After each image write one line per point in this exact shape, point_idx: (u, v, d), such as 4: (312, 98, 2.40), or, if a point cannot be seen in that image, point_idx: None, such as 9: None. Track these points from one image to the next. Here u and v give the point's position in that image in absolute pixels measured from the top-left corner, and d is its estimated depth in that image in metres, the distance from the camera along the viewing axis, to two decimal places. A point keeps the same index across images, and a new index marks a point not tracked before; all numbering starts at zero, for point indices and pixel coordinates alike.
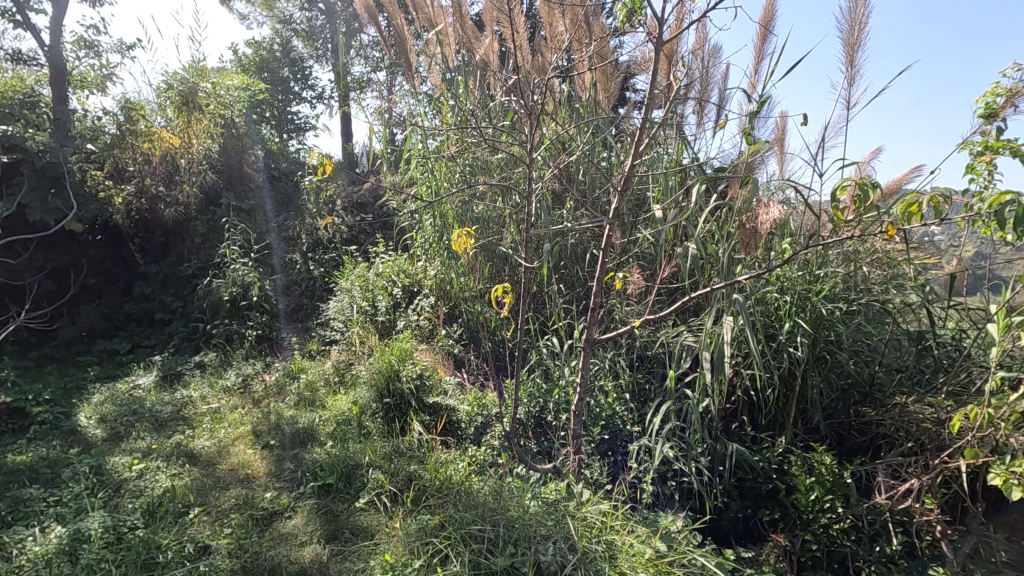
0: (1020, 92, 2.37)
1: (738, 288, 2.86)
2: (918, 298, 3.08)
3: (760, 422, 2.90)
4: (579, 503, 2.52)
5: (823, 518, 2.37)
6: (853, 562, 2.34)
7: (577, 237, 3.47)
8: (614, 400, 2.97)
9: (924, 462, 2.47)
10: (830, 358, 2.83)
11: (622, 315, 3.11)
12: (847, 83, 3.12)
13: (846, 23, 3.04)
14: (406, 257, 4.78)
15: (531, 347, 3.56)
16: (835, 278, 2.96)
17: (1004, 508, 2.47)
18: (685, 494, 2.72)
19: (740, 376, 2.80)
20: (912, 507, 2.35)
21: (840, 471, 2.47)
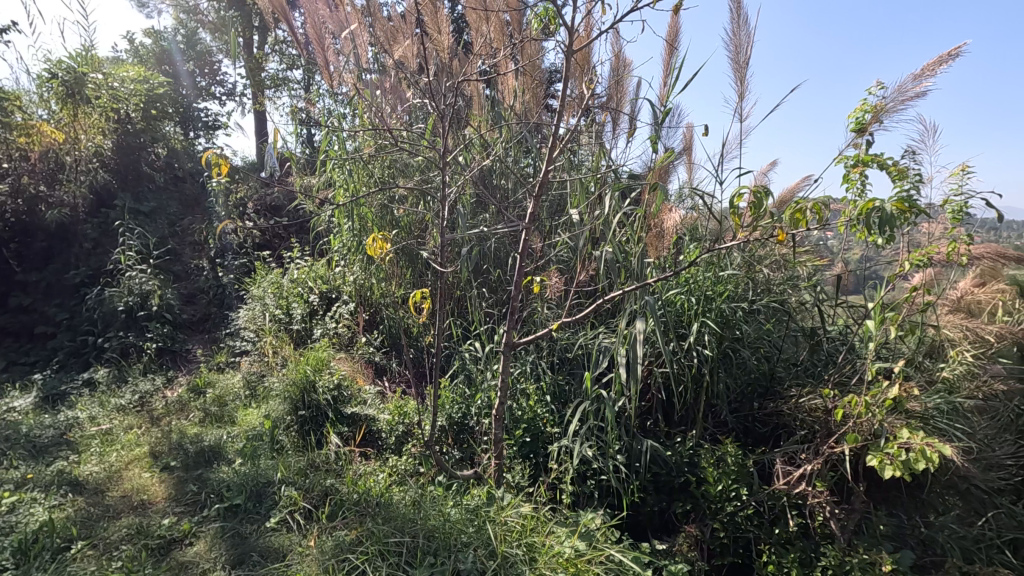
0: (882, 110, 2.65)
1: (650, 291, 2.99)
2: (811, 297, 3.35)
3: (673, 418, 3.04)
4: (500, 508, 2.52)
5: (729, 507, 2.51)
6: (756, 546, 2.48)
7: (497, 241, 3.49)
8: (535, 403, 3.01)
9: (814, 448, 2.69)
10: (733, 355, 3.02)
11: (543, 317, 3.16)
12: (738, 97, 3.34)
13: (732, 43, 3.27)
14: (323, 263, 4.60)
15: (453, 353, 3.54)
16: (738, 280, 3.17)
17: (883, 485, 2.73)
18: (604, 491, 2.79)
19: (654, 375, 2.91)
20: (806, 490, 2.54)
21: (743, 461, 2.63)
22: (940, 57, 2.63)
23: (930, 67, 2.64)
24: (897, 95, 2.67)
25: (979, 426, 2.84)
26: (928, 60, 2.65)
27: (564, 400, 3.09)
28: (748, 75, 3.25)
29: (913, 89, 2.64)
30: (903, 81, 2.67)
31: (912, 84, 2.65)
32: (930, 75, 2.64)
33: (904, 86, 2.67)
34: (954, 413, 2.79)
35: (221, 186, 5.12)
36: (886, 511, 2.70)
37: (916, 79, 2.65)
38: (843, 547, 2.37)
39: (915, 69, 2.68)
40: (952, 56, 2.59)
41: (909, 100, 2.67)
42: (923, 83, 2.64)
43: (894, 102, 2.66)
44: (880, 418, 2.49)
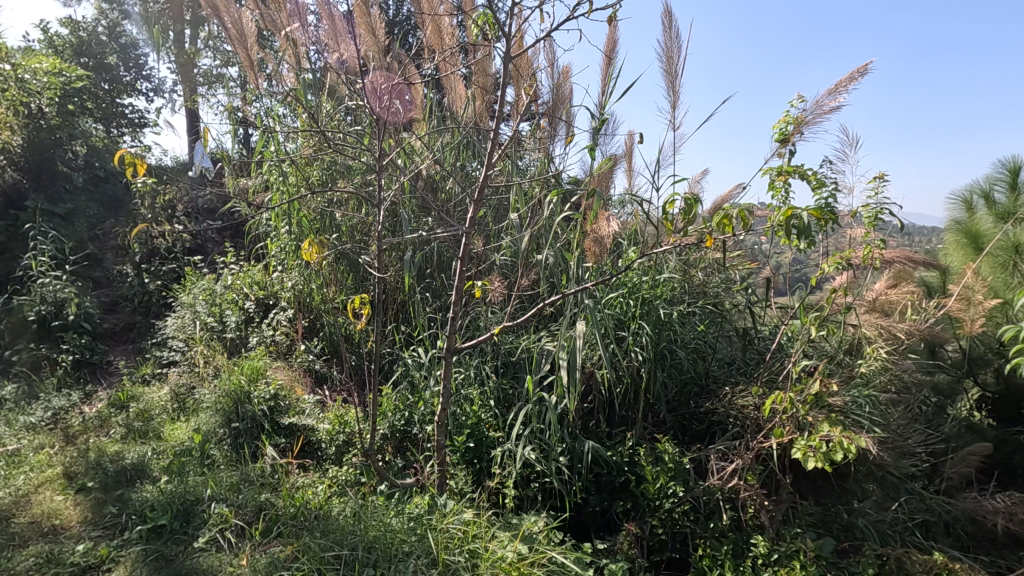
0: (803, 122, 2.82)
1: (590, 294, 3.05)
2: (743, 300, 3.52)
3: (614, 419, 3.11)
4: (442, 515, 2.50)
5: (667, 504, 2.58)
6: (692, 540, 2.56)
7: (440, 246, 3.46)
8: (479, 408, 3.01)
9: (745, 443, 2.81)
10: (670, 355, 3.13)
11: (486, 322, 3.16)
12: (671, 107, 3.47)
13: (665, 53, 3.40)
14: (260, 268, 4.43)
15: (396, 359, 3.48)
16: (674, 284, 3.29)
17: (808, 477, 2.89)
18: (547, 494, 2.82)
19: (595, 377, 2.97)
20: (737, 484, 2.65)
21: (680, 458, 2.72)
22: (852, 75, 2.83)
23: (843, 84, 2.82)
24: (815, 108, 2.84)
25: (893, 418, 3.05)
26: (841, 76, 2.84)
27: (508, 403, 3.10)
28: (680, 85, 3.38)
29: (829, 103, 2.82)
30: (819, 95, 2.85)
31: (827, 99, 2.83)
32: (842, 91, 2.82)
33: (821, 100, 2.85)
34: (870, 406, 2.99)
35: (147, 187, 4.83)
36: (812, 501, 2.85)
37: (831, 94, 2.84)
38: (772, 537, 2.48)
39: (830, 85, 2.87)
40: (862, 73, 2.79)
41: (826, 113, 2.84)
42: (837, 98, 2.82)
43: (813, 115, 2.83)
44: (803, 413, 2.63)
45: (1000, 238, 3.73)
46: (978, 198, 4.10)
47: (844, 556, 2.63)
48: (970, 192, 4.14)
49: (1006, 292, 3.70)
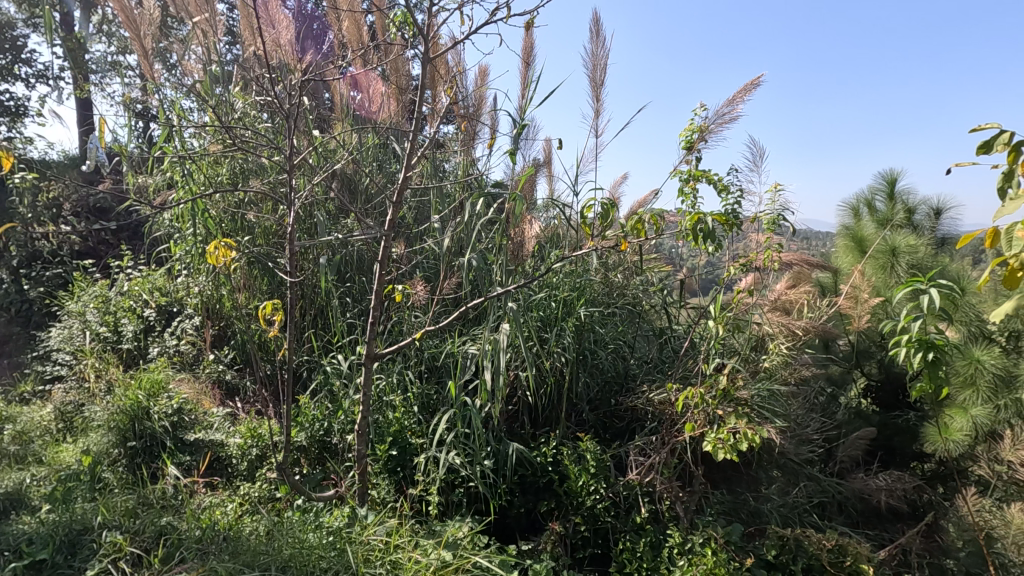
0: (706, 130, 2.99)
1: (514, 297, 3.07)
2: (659, 301, 3.69)
3: (538, 420, 3.15)
4: (363, 527, 2.42)
5: (589, 501, 2.64)
6: (613, 535, 2.64)
7: (359, 249, 3.37)
8: (402, 414, 2.95)
9: (661, 438, 2.93)
10: (592, 356, 3.22)
11: (409, 327, 3.10)
12: (594, 114, 3.57)
13: (591, 61, 3.49)
14: (162, 273, 4.11)
15: (316, 367, 3.35)
16: (594, 286, 3.40)
17: (718, 467, 3.07)
18: (472, 498, 2.81)
19: (519, 379, 2.98)
20: (654, 478, 2.76)
21: (602, 456, 2.79)
22: (746, 86, 3.04)
23: (739, 95, 3.03)
24: (716, 118, 3.03)
25: (792, 408, 3.30)
26: (737, 88, 3.05)
27: (433, 409, 3.06)
28: (603, 93, 3.49)
29: (728, 113, 3.01)
30: (719, 105, 3.04)
31: (727, 109, 3.03)
32: (739, 101, 3.03)
33: (721, 110, 3.04)
34: (772, 398, 3.22)
35: (26, 183, 4.34)
36: (722, 489, 3.03)
37: (729, 105, 3.04)
38: (686, 527, 2.61)
39: (728, 96, 3.07)
40: (754, 85, 3.01)
41: (726, 122, 3.04)
42: (735, 108, 3.02)
43: (715, 124, 3.02)
44: (712, 406, 2.79)
45: (880, 242, 4.13)
46: (863, 207, 4.54)
47: (751, 539, 2.80)
48: (857, 201, 4.57)
49: (886, 290, 4.10)
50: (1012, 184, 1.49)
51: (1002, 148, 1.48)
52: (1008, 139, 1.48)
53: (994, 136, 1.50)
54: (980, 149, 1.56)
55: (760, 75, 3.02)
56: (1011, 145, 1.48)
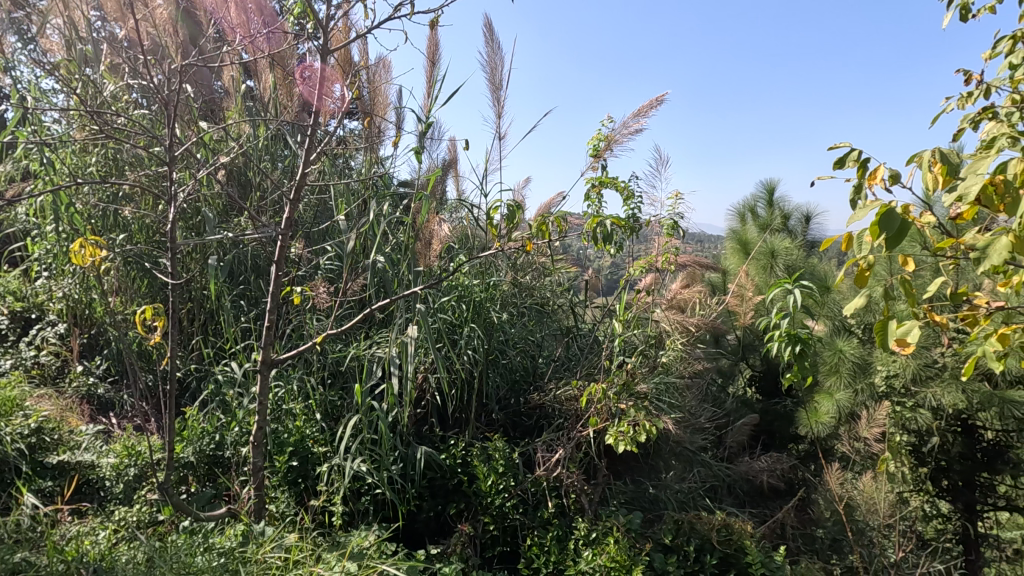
0: (612, 141, 3.13)
1: (421, 299, 3.03)
2: (565, 301, 3.81)
3: (448, 422, 3.13)
4: (259, 545, 2.27)
5: (498, 500, 2.66)
6: (521, 531, 2.68)
7: (255, 249, 3.17)
8: (303, 423, 2.81)
9: (567, 434, 3.02)
10: (501, 356, 3.25)
11: (309, 331, 2.95)
12: (496, 115, 3.61)
13: (488, 65, 3.53)
14: (18, 275, 3.63)
15: (206, 376, 3.11)
16: (502, 286, 3.44)
17: (620, 459, 3.22)
18: (379, 505, 2.74)
19: (428, 382, 2.94)
20: (561, 473, 2.83)
21: (510, 455, 2.83)
22: (652, 103, 3.23)
23: (644, 109, 3.21)
24: (622, 129, 3.18)
25: (687, 400, 3.54)
26: (642, 103, 3.23)
27: (336, 416, 2.95)
28: (502, 96, 3.54)
29: (633, 126, 3.17)
30: (626, 118, 3.20)
31: (633, 122, 3.18)
32: (644, 115, 3.20)
33: (627, 122, 3.19)
34: (669, 390, 3.42)
35: None
36: (623, 480, 3.18)
37: (635, 118, 3.20)
38: (590, 518, 2.71)
39: (634, 110, 3.24)
40: (657, 102, 3.20)
41: (632, 134, 3.20)
42: (640, 122, 3.19)
43: (620, 134, 3.16)
44: (614, 402, 2.92)
45: (761, 245, 4.54)
46: (746, 212, 4.95)
47: (650, 525, 2.97)
48: (742, 207, 4.99)
49: (766, 289, 4.51)
50: (861, 197, 1.69)
51: (852, 164, 1.68)
52: (857, 156, 1.67)
53: (846, 154, 1.69)
54: (834, 164, 1.75)
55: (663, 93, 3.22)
56: (860, 161, 1.67)
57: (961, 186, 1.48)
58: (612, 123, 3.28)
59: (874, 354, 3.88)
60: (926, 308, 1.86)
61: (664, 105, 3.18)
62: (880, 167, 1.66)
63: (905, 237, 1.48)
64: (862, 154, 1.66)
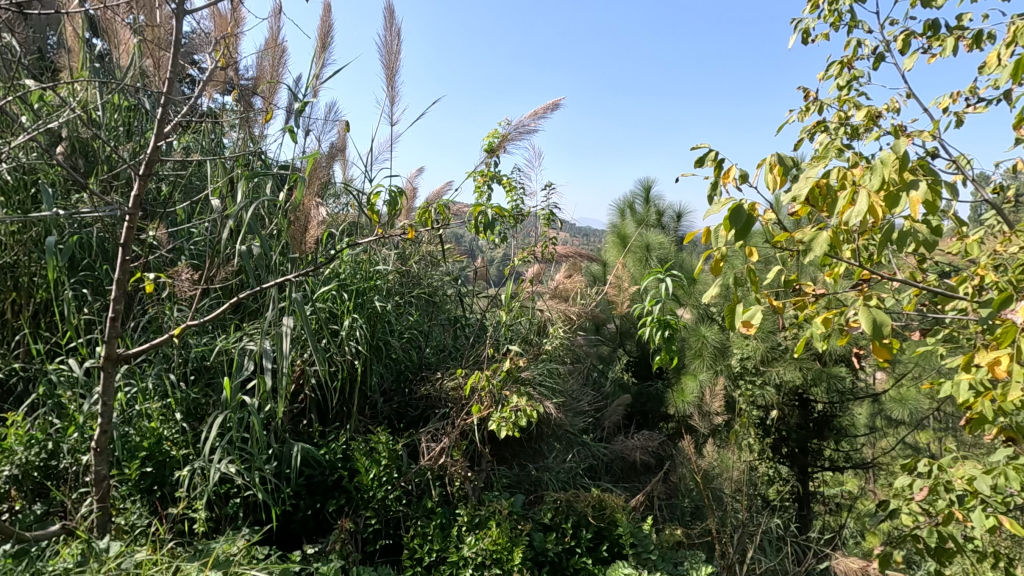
0: (507, 139, 3.19)
1: (298, 287, 2.87)
2: (453, 291, 3.81)
3: (328, 416, 3.01)
4: (103, 563, 2.01)
5: (380, 493, 2.61)
6: (405, 522, 2.67)
7: (101, 231, 2.80)
8: (159, 424, 2.54)
9: (451, 422, 3.02)
10: (385, 346, 3.17)
11: (166, 322, 2.67)
12: (388, 101, 3.51)
13: (384, 48, 3.42)
14: None
15: (36, 377, 2.71)
16: (388, 275, 3.36)
17: (502, 444, 3.30)
18: (250, 508, 2.58)
19: (306, 374, 2.79)
20: (444, 461, 2.83)
21: (393, 446, 2.79)
22: (546, 107, 3.33)
23: (540, 111, 3.30)
24: (517, 128, 3.23)
25: (568, 384, 3.71)
26: (538, 106, 3.32)
27: (201, 416, 2.72)
28: (396, 82, 3.44)
29: (528, 126, 3.24)
30: (522, 118, 3.26)
31: (528, 122, 3.25)
32: (540, 117, 3.29)
33: (523, 122, 3.26)
34: (551, 376, 3.56)
35: None
36: (506, 465, 3.27)
37: (530, 119, 3.27)
38: (474, 503, 2.75)
39: (530, 111, 3.32)
40: (553, 107, 3.32)
41: (525, 134, 3.27)
42: (535, 123, 3.27)
43: (515, 133, 3.22)
44: (498, 388, 2.98)
45: (637, 239, 4.87)
46: (625, 208, 5.27)
47: (531, 506, 3.09)
48: (621, 203, 5.30)
49: (641, 280, 4.84)
50: (717, 193, 1.86)
51: (710, 164, 1.84)
52: (714, 157, 1.84)
53: (706, 154, 1.85)
54: (696, 163, 1.90)
55: (558, 99, 3.34)
56: (716, 161, 1.84)
57: (795, 188, 1.69)
58: (509, 124, 3.34)
59: (731, 339, 4.31)
60: (767, 294, 2.10)
61: (558, 110, 3.30)
62: (732, 167, 1.83)
63: (751, 231, 1.65)
64: (719, 154, 1.83)
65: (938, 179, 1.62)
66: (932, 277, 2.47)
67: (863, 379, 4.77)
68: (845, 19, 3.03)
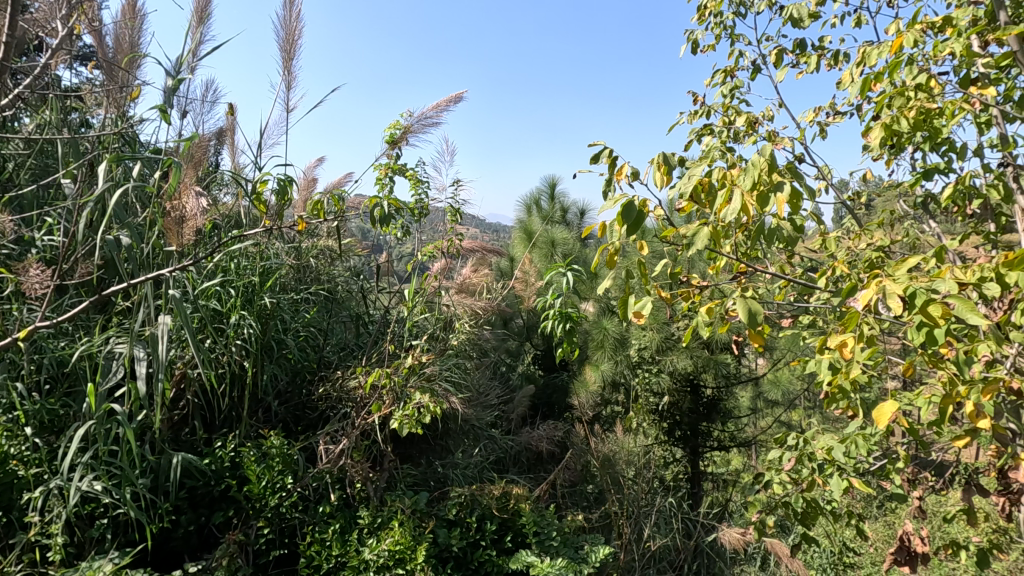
0: (409, 131, 3.12)
1: (178, 283, 2.62)
2: (355, 286, 3.68)
3: (214, 422, 2.79)
4: None
5: (273, 501, 2.46)
6: (301, 529, 2.55)
7: None
8: (3, 441, 2.21)
9: (352, 422, 2.91)
10: (279, 346, 2.98)
11: (12, 323, 2.33)
12: (284, 85, 3.29)
13: (283, 30, 3.21)
14: None
15: None
16: (283, 270, 3.16)
17: (405, 443, 3.24)
18: (120, 529, 2.33)
19: (188, 379, 2.56)
20: (344, 463, 2.72)
21: (288, 450, 2.64)
22: (449, 99, 3.29)
23: (444, 104, 3.25)
24: (419, 120, 3.16)
25: (475, 379, 3.72)
26: (440, 98, 3.27)
27: (59, 429, 2.41)
28: (293, 66, 3.24)
29: (431, 118, 3.18)
30: (425, 110, 3.19)
31: (431, 114, 3.19)
32: (443, 110, 3.24)
33: (425, 114, 3.19)
34: (457, 371, 3.54)
35: None
36: (410, 463, 3.22)
37: (433, 111, 3.21)
38: (375, 505, 2.67)
39: (433, 103, 3.26)
40: (457, 100, 3.28)
41: (429, 127, 3.21)
42: (438, 115, 3.22)
43: (417, 125, 3.15)
44: (401, 385, 2.90)
45: (543, 235, 4.97)
46: (532, 205, 5.36)
47: (435, 503, 3.06)
48: (528, 199, 5.39)
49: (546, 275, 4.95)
50: (611, 190, 1.94)
51: (605, 161, 1.91)
52: (608, 154, 1.91)
53: (601, 151, 1.92)
54: (592, 160, 1.97)
55: (462, 92, 3.31)
56: (611, 159, 1.91)
57: (680, 186, 1.79)
58: (412, 115, 3.26)
59: (630, 331, 4.53)
60: (657, 286, 2.22)
61: (462, 103, 3.28)
62: (625, 165, 1.91)
63: (641, 226, 1.73)
64: (613, 153, 1.90)
65: (802, 179, 1.78)
66: (794, 270, 2.75)
67: (746, 365, 5.22)
68: (730, 32, 3.28)
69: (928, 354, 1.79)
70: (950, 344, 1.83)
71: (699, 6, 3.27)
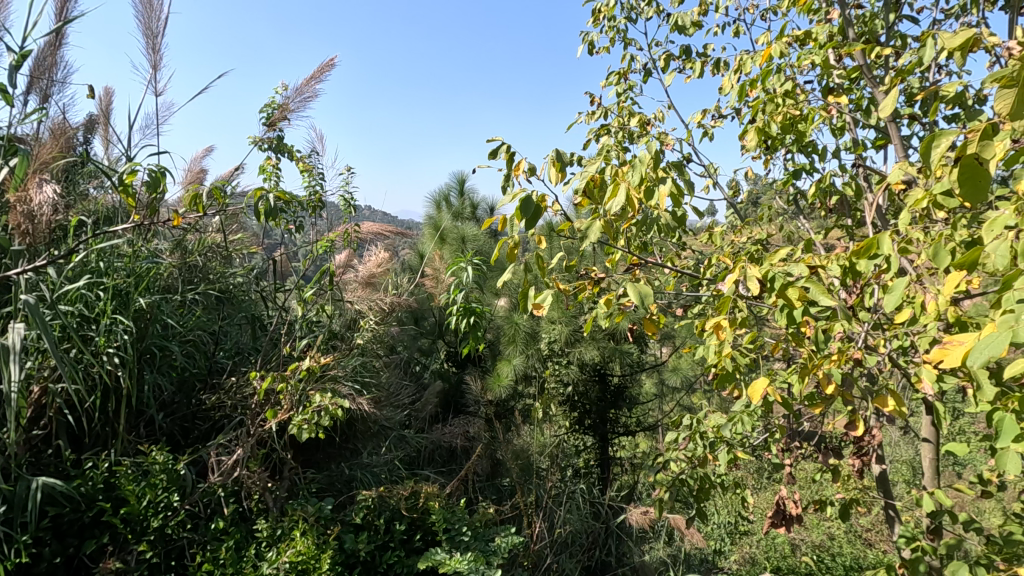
0: (286, 109, 2.98)
1: (33, 288, 2.33)
2: (248, 285, 3.46)
3: (83, 442, 2.52)
4: None
5: (157, 521, 2.27)
6: (189, 549, 2.37)
7: None
8: None
9: (247, 430, 2.74)
10: (161, 352, 2.74)
11: None
12: (151, 68, 3.02)
13: (142, 6, 2.94)
14: None
15: None
16: (164, 269, 2.90)
17: (306, 448, 3.09)
18: None
19: (49, 395, 2.28)
20: (238, 474, 2.56)
21: (174, 464, 2.44)
22: (322, 68, 3.16)
23: (316, 75, 3.13)
24: (295, 96, 3.03)
25: (383, 377, 3.62)
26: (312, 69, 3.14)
27: None
28: (160, 46, 2.98)
29: (307, 92, 3.05)
30: (299, 83, 3.05)
31: (307, 87, 3.06)
32: (317, 81, 3.12)
33: (301, 88, 3.05)
34: (363, 370, 3.44)
35: None
36: (313, 469, 3.08)
37: (308, 84, 3.08)
38: (274, 515, 2.53)
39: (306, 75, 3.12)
40: (328, 68, 3.16)
41: (307, 102, 3.08)
42: (314, 88, 3.09)
43: (294, 101, 3.02)
44: (299, 388, 2.76)
45: (452, 230, 4.95)
46: (441, 201, 5.33)
47: (341, 508, 2.96)
48: (437, 195, 5.34)
49: None
50: (509, 185, 1.96)
51: (502, 157, 1.93)
52: (506, 150, 1.93)
53: (498, 147, 1.94)
54: (490, 155, 1.98)
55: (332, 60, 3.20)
56: (508, 155, 1.94)
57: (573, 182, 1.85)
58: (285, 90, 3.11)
59: (540, 324, 4.62)
60: (557, 278, 2.28)
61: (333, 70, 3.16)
62: (522, 160, 1.94)
63: (539, 220, 1.76)
64: (511, 148, 1.93)
65: (682, 173, 1.91)
66: (683, 261, 2.93)
67: (650, 353, 5.50)
68: (623, 35, 3.43)
69: (792, 332, 1.98)
70: (810, 323, 2.04)
71: (594, 8, 3.40)
